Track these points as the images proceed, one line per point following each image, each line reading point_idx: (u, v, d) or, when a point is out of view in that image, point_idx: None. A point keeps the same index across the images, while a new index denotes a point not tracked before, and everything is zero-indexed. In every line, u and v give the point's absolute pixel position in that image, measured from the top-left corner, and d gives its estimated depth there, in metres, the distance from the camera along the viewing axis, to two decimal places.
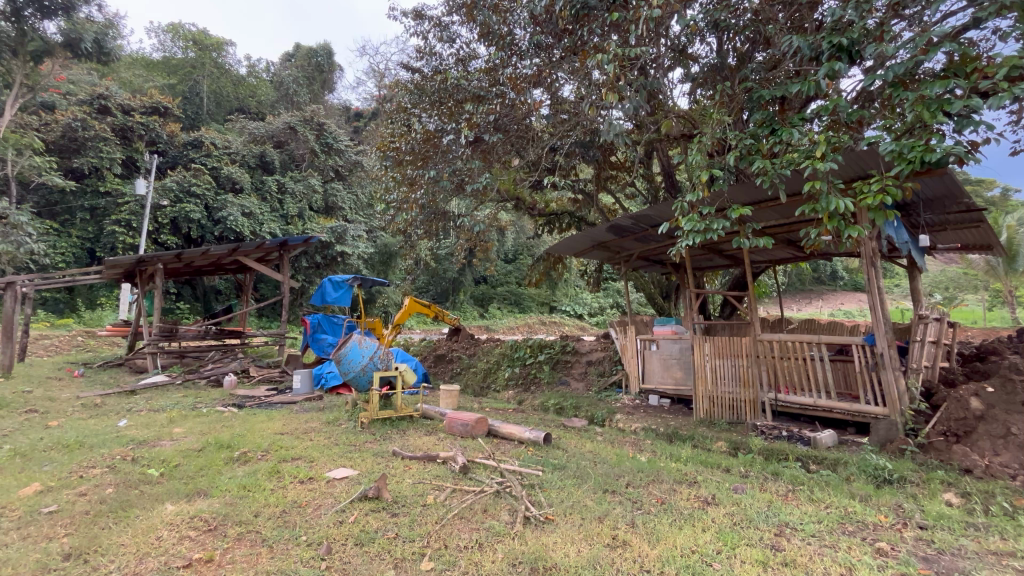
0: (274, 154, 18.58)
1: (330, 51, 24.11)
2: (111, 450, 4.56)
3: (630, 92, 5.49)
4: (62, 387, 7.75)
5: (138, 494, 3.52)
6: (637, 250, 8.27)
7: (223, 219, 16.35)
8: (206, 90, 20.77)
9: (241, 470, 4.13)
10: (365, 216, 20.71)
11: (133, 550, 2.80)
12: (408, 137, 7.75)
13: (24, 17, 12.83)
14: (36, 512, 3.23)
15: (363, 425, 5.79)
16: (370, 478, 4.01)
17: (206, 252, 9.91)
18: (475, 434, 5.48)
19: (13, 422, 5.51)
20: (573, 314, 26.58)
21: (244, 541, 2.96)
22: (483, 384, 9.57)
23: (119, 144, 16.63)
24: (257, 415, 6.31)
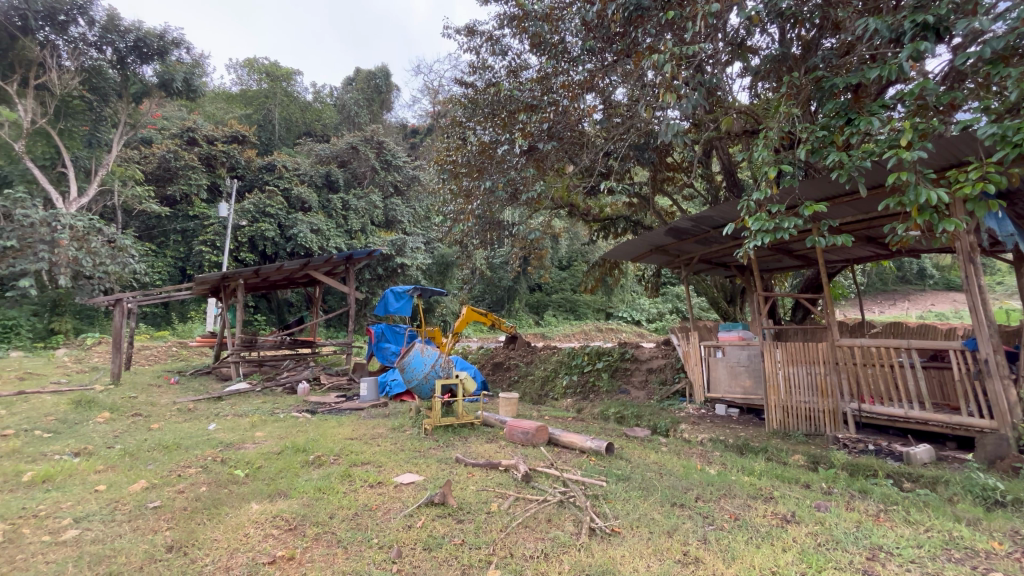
0: (338, 173, 19.72)
1: (387, 73, 25.31)
2: (204, 451, 4.97)
3: (688, 91, 5.33)
4: (161, 393, 8.55)
5: (228, 493, 3.81)
6: (698, 252, 7.95)
7: (294, 236, 17.49)
8: (277, 117, 22.42)
9: (316, 472, 4.36)
10: (423, 229, 21.46)
11: (224, 545, 3.03)
12: (464, 150, 7.93)
13: (127, 64, 14.66)
14: (144, 506, 3.58)
15: (427, 431, 5.94)
16: (436, 484, 4.10)
17: (281, 268, 10.61)
18: (536, 442, 5.47)
19: (122, 425, 6.16)
20: (630, 321, 26.02)
21: (321, 541, 3.11)
22: (541, 392, 9.49)
23: (205, 172, 18.24)
24: (329, 420, 6.65)
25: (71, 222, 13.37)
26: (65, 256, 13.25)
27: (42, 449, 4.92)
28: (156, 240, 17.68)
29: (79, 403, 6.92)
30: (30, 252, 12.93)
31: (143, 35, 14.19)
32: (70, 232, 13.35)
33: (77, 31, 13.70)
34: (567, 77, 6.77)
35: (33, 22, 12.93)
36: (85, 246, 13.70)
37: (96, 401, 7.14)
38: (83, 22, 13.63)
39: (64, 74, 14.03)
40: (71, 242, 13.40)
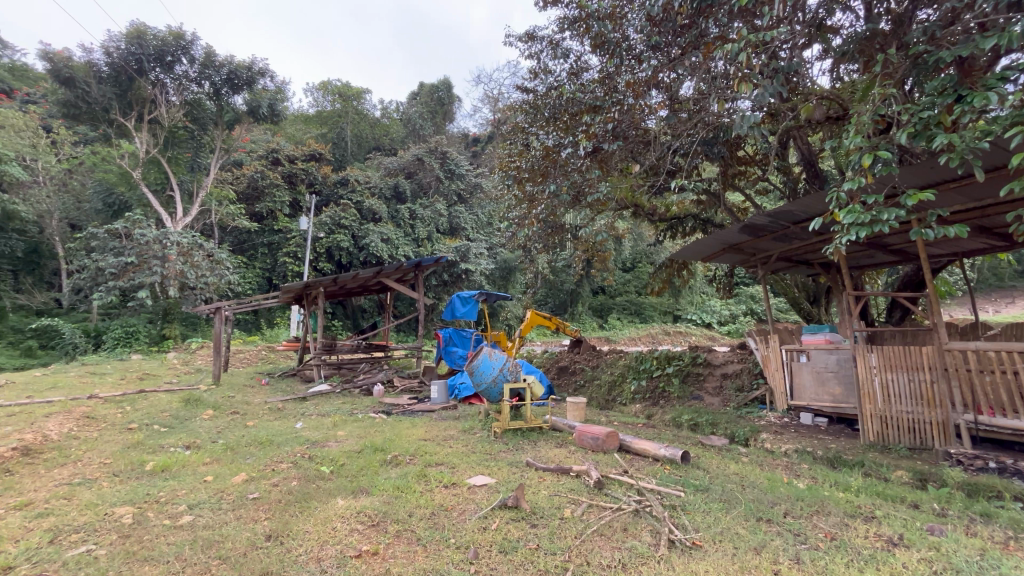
0: (406, 184, 20.60)
1: (449, 85, 26.10)
2: (293, 448, 5.35)
3: (763, 80, 4.99)
4: (254, 393, 9.32)
5: (316, 488, 4.08)
6: (778, 250, 7.43)
7: (367, 246, 18.48)
8: (350, 134, 23.80)
9: (394, 471, 4.56)
10: (485, 235, 21.89)
11: (315, 537, 3.23)
12: (527, 155, 7.96)
13: (222, 95, 16.18)
14: (245, 497, 3.92)
15: (496, 434, 6.01)
16: (508, 487, 4.14)
17: (356, 276, 11.22)
18: (606, 448, 5.35)
19: (223, 421, 6.77)
20: (700, 323, 24.91)
21: (402, 538, 3.24)
22: (609, 398, 9.24)
23: (288, 189, 19.72)
24: (403, 422, 6.92)
25: (177, 239, 14.98)
26: (174, 270, 14.91)
27: (160, 441, 5.53)
28: (247, 253, 19.35)
29: (189, 401, 7.72)
30: (146, 267, 14.70)
31: (234, 68, 15.70)
32: (176, 248, 14.97)
33: (182, 70, 15.42)
34: (632, 75, 6.61)
35: (146, 64, 14.69)
36: (190, 260, 15.29)
37: (202, 399, 7.93)
38: (187, 61, 15.30)
39: (171, 108, 15.83)
40: (177, 256, 15.05)
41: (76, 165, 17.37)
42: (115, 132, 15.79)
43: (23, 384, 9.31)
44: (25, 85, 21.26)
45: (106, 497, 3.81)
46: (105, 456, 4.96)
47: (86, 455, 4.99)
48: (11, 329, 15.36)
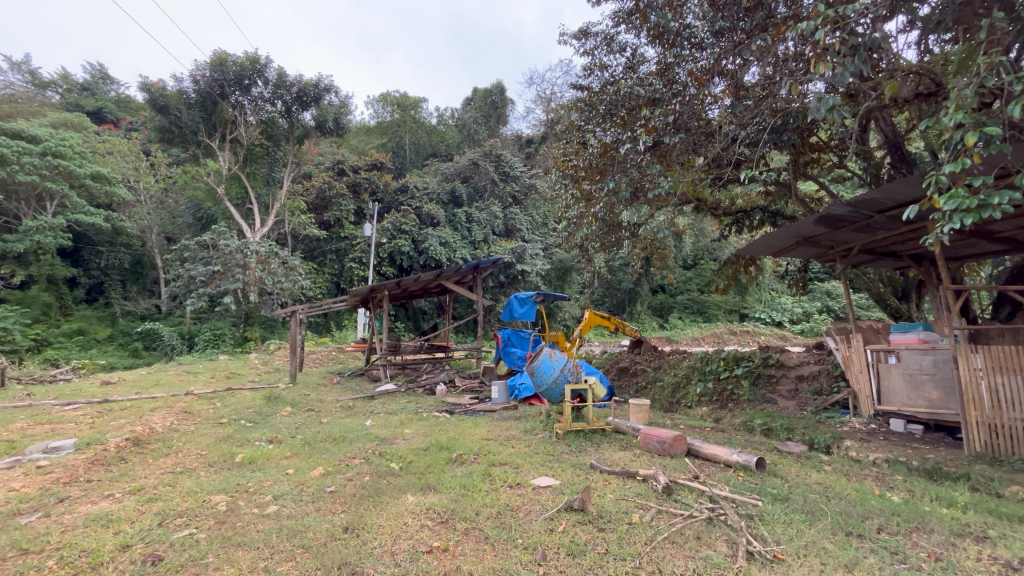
0: (462, 188, 21.04)
1: (502, 88, 26.35)
2: (364, 445, 5.61)
3: (842, 58, 4.61)
4: (327, 391, 9.87)
5: (386, 483, 4.24)
6: (860, 242, 6.84)
7: (426, 250, 19.02)
8: (408, 142, 24.65)
9: (460, 470, 4.64)
10: (541, 235, 21.89)
11: (388, 531, 3.35)
12: (584, 154, 7.82)
13: (292, 112, 17.33)
14: (323, 490, 4.14)
15: (558, 435, 5.97)
16: (573, 489, 4.09)
17: (418, 279, 11.56)
18: (674, 453, 5.14)
19: (301, 418, 7.23)
20: (769, 322, 23.48)
21: (471, 535, 3.29)
22: (672, 400, 8.80)
23: (353, 198, 20.71)
24: (465, 421, 7.05)
25: (256, 248, 16.18)
26: (253, 277, 16.10)
27: (247, 436, 5.97)
28: (317, 260, 20.52)
29: (270, 398, 8.29)
30: (230, 274, 15.97)
31: (303, 86, 16.74)
32: (255, 257, 16.17)
33: (258, 91, 16.64)
34: (693, 64, 6.38)
35: (227, 88, 16.00)
36: (268, 267, 16.50)
37: (282, 396, 8.50)
38: (262, 83, 16.50)
39: (248, 128, 17.14)
40: (256, 264, 16.24)
41: (170, 184, 19.23)
42: (202, 152, 17.31)
43: (132, 382, 10.40)
44: (128, 114, 23.79)
45: (203, 486, 4.17)
46: (201, 448, 5.43)
47: (185, 447, 5.50)
48: (120, 333, 17.25)
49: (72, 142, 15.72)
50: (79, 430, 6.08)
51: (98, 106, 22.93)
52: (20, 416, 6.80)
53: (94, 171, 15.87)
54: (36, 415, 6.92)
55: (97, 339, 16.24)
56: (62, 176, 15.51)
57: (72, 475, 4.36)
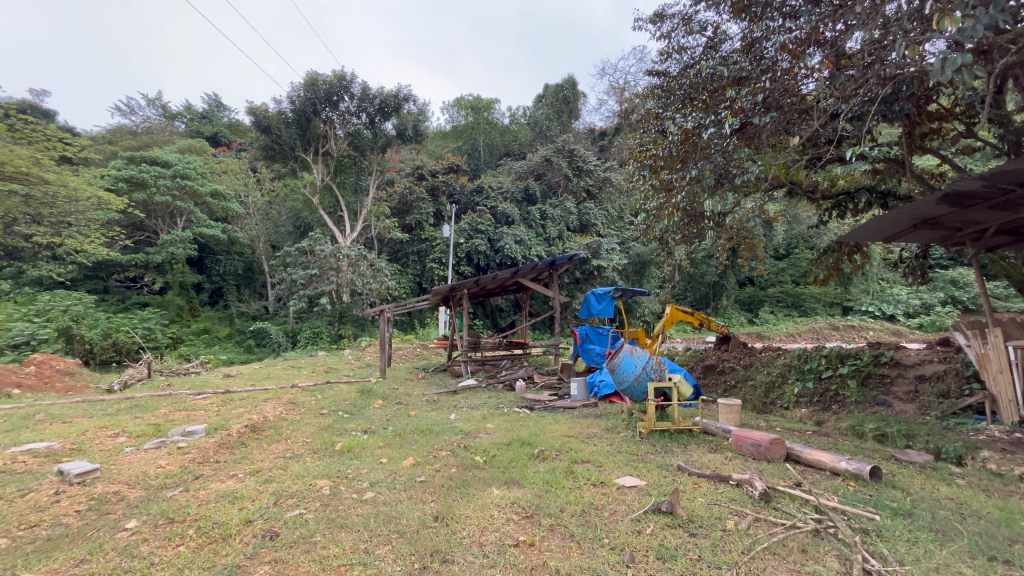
0: (535, 186, 21.13)
1: (573, 82, 26.04)
2: (451, 437, 5.84)
3: (970, 11, 4.00)
4: (413, 386, 10.41)
5: (472, 476, 4.38)
6: (996, 221, 5.88)
7: (502, 248, 19.33)
8: (482, 144, 25.20)
9: (543, 466, 4.67)
10: (617, 229, 21.39)
11: (475, 522, 3.45)
12: (664, 142, 7.48)
13: (376, 123, 18.46)
14: (414, 479, 4.37)
15: (642, 435, 5.78)
16: (661, 491, 3.95)
17: (496, 277, 11.76)
18: (770, 457, 4.78)
19: (392, 410, 7.69)
20: (879, 316, 21.03)
21: (556, 532, 3.30)
22: (767, 401, 8.17)
23: (432, 201, 21.52)
24: (546, 417, 7.09)
25: (347, 252, 17.41)
26: (346, 278, 17.36)
27: (345, 426, 6.47)
28: (401, 261, 21.59)
29: (363, 392, 8.89)
30: (326, 277, 17.34)
31: (385, 97, 17.77)
32: (347, 260, 17.44)
33: (345, 106, 17.93)
34: (786, 35, 5.76)
35: (318, 106, 17.38)
36: (357, 269, 17.73)
37: (374, 390, 9.08)
38: (348, 98, 17.75)
39: (338, 141, 18.52)
40: (348, 267, 17.50)
41: (274, 197, 21.29)
42: (300, 167, 18.94)
43: (248, 375, 11.68)
44: (238, 136, 26.67)
45: (310, 471, 4.58)
46: (307, 436, 5.97)
47: (293, 434, 6.07)
48: (237, 331, 19.42)
49: (195, 164, 17.95)
50: (209, 416, 6.95)
51: (215, 131, 25.97)
52: (164, 403, 7.91)
53: (213, 189, 18.02)
54: (176, 403, 8.01)
55: (219, 337, 18.41)
56: (188, 195, 17.75)
57: (205, 456, 4.99)
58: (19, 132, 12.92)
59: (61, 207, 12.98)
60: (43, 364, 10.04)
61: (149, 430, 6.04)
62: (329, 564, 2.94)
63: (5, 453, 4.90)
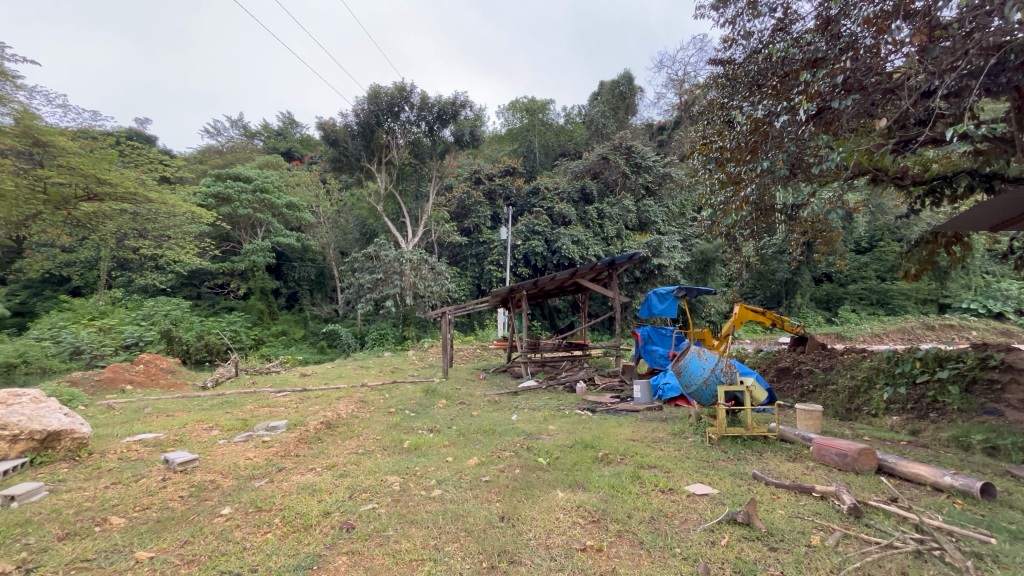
0: (592, 185, 20.83)
1: (629, 77, 25.45)
2: (514, 438, 5.89)
3: None
4: (475, 386, 10.60)
5: (537, 477, 4.39)
6: None
7: (559, 249, 19.23)
8: (537, 145, 25.18)
9: (608, 470, 4.58)
10: (678, 227, 20.66)
11: (542, 524, 3.45)
12: (732, 134, 7.07)
13: (434, 131, 19.08)
14: (480, 478, 4.44)
15: (712, 440, 5.50)
16: (735, 501, 3.75)
17: (554, 278, 11.70)
18: (859, 468, 4.39)
19: (455, 410, 7.86)
20: (984, 314, 18.83)
21: (624, 538, 3.22)
22: (851, 407, 7.51)
23: (489, 204, 21.78)
24: (609, 420, 6.95)
25: (410, 257, 18.08)
26: (409, 282, 18.01)
27: (411, 424, 6.68)
28: (460, 264, 22.01)
29: (428, 391, 9.17)
30: (390, 281, 18.08)
31: (442, 106, 18.32)
32: (410, 265, 18.11)
33: (405, 116, 18.63)
34: (869, 9, 5.29)
35: (381, 117, 18.18)
36: (419, 273, 18.35)
37: (438, 390, 9.33)
38: (408, 108, 18.45)
39: (399, 150, 19.29)
40: (411, 271, 18.17)
41: (342, 206, 22.47)
42: (365, 176, 19.90)
43: (323, 374, 12.41)
44: (309, 150, 28.44)
45: (381, 467, 4.78)
46: (376, 433, 6.23)
47: (365, 431, 6.36)
48: (311, 332, 20.68)
49: (272, 179, 19.37)
50: (289, 413, 7.47)
51: (289, 147, 27.89)
52: (250, 400, 8.58)
53: (288, 201, 19.38)
54: (260, 400, 8.66)
55: (295, 339, 19.73)
56: (266, 207, 19.19)
57: (286, 449, 5.35)
58: (127, 157, 14.56)
59: (162, 222, 14.33)
60: (149, 363, 11.23)
61: (237, 424, 6.56)
62: (401, 558, 3.04)
63: (121, 442, 5.53)
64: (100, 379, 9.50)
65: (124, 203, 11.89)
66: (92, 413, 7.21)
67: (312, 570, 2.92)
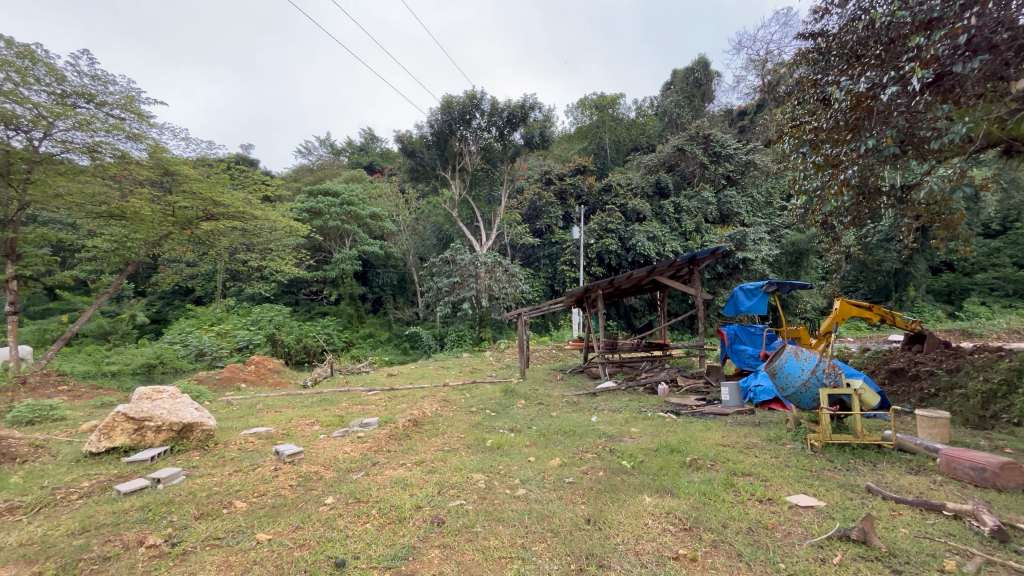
0: (668, 178, 20.01)
1: (705, 63, 24.22)
2: (596, 440, 5.79)
3: None
4: (553, 387, 10.58)
5: (621, 481, 4.28)
6: None
7: (634, 246, 18.70)
8: (608, 142, 24.67)
9: (698, 476, 4.36)
10: (764, 217, 19.27)
11: (630, 529, 3.37)
12: (826, 112, 6.41)
13: (505, 135, 19.48)
14: (563, 479, 4.42)
15: (816, 449, 5.04)
16: (846, 515, 3.41)
17: (631, 276, 11.38)
18: (1001, 485, 3.80)
19: (535, 411, 7.89)
20: None
21: (720, 549, 3.05)
22: (986, 413, 6.51)
23: (561, 204, 21.56)
24: (696, 423, 6.62)
25: (484, 260, 18.54)
26: (484, 284, 18.47)
27: (493, 424, 6.81)
28: (534, 265, 22.11)
29: (507, 391, 9.32)
30: (467, 283, 18.63)
31: (512, 109, 18.64)
32: (485, 267, 18.58)
33: (477, 122, 19.13)
34: None
35: (454, 126, 18.79)
36: (494, 275, 18.76)
37: (516, 391, 9.45)
38: (479, 114, 18.94)
39: (472, 156, 19.85)
40: (485, 273, 18.63)
41: (419, 214, 23.49)
42: (440, 184, 20.69)
43: (407, 374, 13.06)
44: (389, 163, 30.07)
45: (467, 464, 4.93)
46: (460, 432, 6.42)
47: (449, 429, 6.60)
48: (395, 334, 21.82)
49: (357, 192, 20.74)
50: (379, 410, 7.94)
51: (371, 161, 29.75)
52: (344, 398, 9.23)
53: (371, 211, 20.66)
54: (353, 398, 9.28)
55: (381, 340, 20.94)
56: (352, 219, 20.55)
57: (379, 445, 5.69)
58: (237, 180, 16.34)
59: (266, 236, 15.88)
60: (259, 363, 12.48)
61: (336, 420, 7.10)
62: (491, 555, 3.11)
63: (240, 434, 6.19)
64: (221, 377, 10.79)
65: (235, 221, 13.20)
66: (216, 408, 8.16)
67: (408, 561, 3.08)
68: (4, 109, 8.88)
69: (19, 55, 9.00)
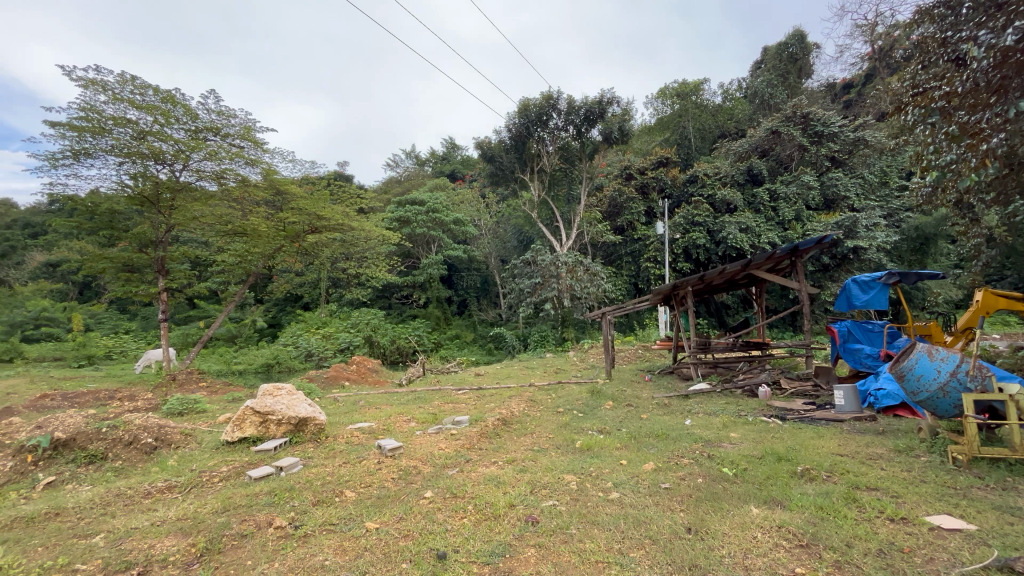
0: (761, 164, 18.55)
1: (801, 35, 22.18)
2: (692, 444, 5.51)
3: None
4: (641, 388, 10.24)
5: (723, 489, 4.02)
6: None
7: (725, 239, 17.57)
8: (692, 130, 23.39)
9: (812, 487, 3.97)
10: (879, 200, 17.13)
11: (736, 542, 3.15)
12: (961, 74, 5.52)
13: (583, 133, 19.27)
14: (658, 485, 4.25)
15: (960, 463, 4.36)
16: (1006, 543, 2.92)
17: (723, 271, 10.69)
18: None
19: (624, 412, 7.68)
20: None
21: (845, 570, 2.76)
22: None
23: (643, 199, 20.82)
24: (806, 429, 6.04)
25: (565, 260, 18.46)
26: (565, 284, 18.40)
27: (581, 424, 6.77)
28: (616, 263, 21.57)
29: (594, 392, 9.20)
30: (548, 284, 18.66)
31: (589, 106, 18.42)
32: (566, 267, 18.51)
33: (554, 123, 19.16)
34: None
35: (531, 128, 18.96)
36: (575, 274, 18.63)
37: (603, 391, 9.28)
38: (556, 114, 18.97)
39: (550, 156, 19.88)
40: (567, 273, 18.56)
41: (500, 217, 23.94)
42: (519, 186, 20.96)
43: (494, 374, 13.35)
44: (470, 169, 31.05)
45: (557, 465, 4.93)
46: (549, 432, 6.43)
47: (537, 429, 6.65)
48: (479, 335, 22.43)
49: (441, 199, 21.67)
50: (469, 409, 8.20)
51: (453, 168, 30.96)
52: (436, 397, 9.65)
53: (454, 217, 21.48)
54: (444, 396, 9.71)
55: (467, 341, 21.64)
56: (437, 225, 21.49)
57: (471, 443, 5.86)
58: (336, 196, 17.84)
59: (361, 245, 17.14)
60: (360, 363, 13.47)
61: (429, 418, 7.42)
62: (587, 558, 3.07)
63: (346, 429, 6.71)
64: (327, 376, 11.80)
65: (334, 232, 14.39)
66: (324, 404, 8.93)
67: (506, 558, 3.14)
68: (154, 147, 10.48)
69: (165, 100, 10.54)
